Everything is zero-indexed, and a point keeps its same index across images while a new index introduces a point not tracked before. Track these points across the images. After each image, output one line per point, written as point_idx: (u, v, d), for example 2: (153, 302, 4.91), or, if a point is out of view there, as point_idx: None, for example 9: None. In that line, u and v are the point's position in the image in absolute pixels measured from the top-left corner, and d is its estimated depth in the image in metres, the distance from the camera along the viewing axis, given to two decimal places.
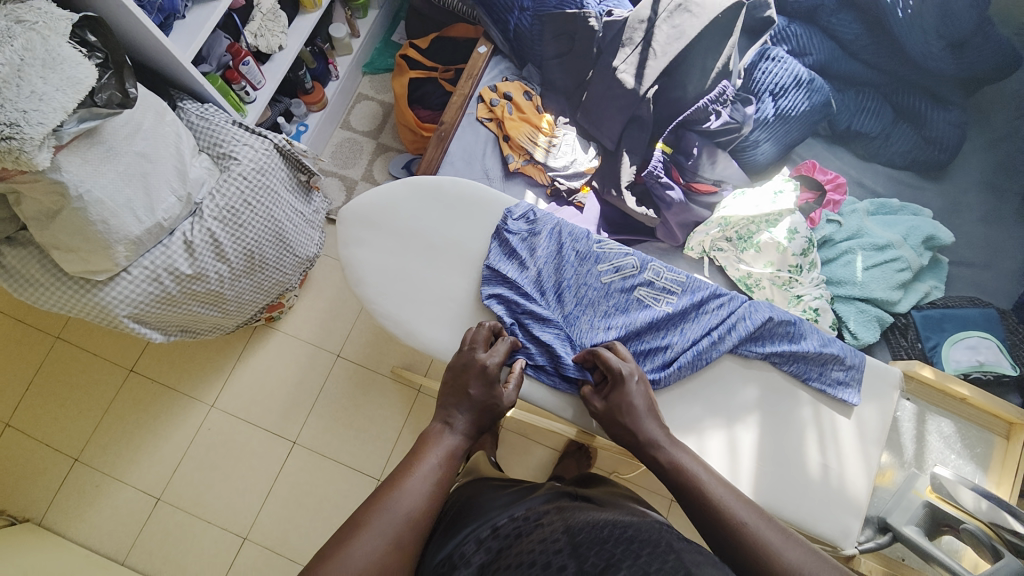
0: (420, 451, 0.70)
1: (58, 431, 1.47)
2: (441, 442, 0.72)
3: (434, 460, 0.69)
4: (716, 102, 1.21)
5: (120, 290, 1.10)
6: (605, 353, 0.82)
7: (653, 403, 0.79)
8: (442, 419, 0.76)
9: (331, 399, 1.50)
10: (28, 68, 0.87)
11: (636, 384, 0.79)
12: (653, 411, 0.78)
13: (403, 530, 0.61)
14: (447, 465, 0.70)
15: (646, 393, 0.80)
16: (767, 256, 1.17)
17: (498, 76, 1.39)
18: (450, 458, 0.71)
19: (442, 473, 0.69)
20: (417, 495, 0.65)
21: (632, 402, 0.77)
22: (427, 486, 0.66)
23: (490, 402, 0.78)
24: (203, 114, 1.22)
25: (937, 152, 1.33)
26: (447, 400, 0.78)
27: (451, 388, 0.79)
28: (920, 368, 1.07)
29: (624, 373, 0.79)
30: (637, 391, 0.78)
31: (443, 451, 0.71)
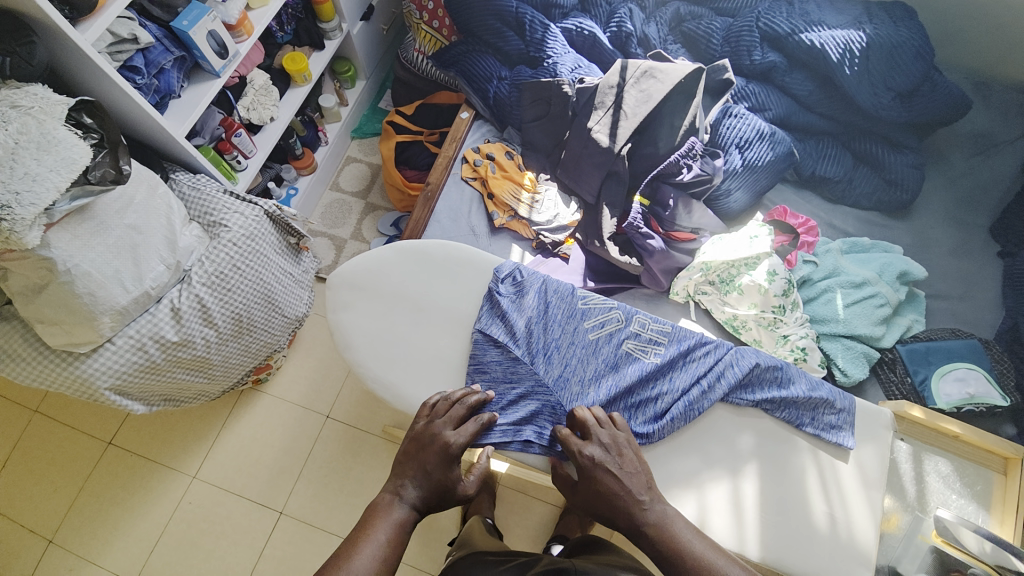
0: (370, 525, 0.72)
1: (29, 511, 1.38)
2: (390, 515, 0.73)
3: (384, 533, 0.71)
4: (687, 156, 1.28)
5: (102, 362, 1.08)
6: (567, 435, 0.82)
7: (630, 482, 0.77)
8: (393, 489, 0.77)
9: (320, 465, 1.44)
10: (23, 151, 0.89)
11: (600, 457, 0.80)
12: (627, 478, 0.77)
13: None
14: (394, 537, 0.71)
15: (616, 460, 0.80)
16: (750, 298, 1.19)
17: (480, 138, 1.47)
18: (399, 530, 0.72)
19: (390, 545, 0.70)
20: (362, 574, 0.65)
21: (594, 479, 0.78)
22: (373, 560, 0.67)
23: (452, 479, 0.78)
24: (195, 185, 1.26)
25: (899, 193, 1.41)
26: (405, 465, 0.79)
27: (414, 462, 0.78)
28: (910, 409, 1.08)
29: (582, 452, 0.80)
30: (602, 465, 0.79)
31: (392, 525, 0.72)
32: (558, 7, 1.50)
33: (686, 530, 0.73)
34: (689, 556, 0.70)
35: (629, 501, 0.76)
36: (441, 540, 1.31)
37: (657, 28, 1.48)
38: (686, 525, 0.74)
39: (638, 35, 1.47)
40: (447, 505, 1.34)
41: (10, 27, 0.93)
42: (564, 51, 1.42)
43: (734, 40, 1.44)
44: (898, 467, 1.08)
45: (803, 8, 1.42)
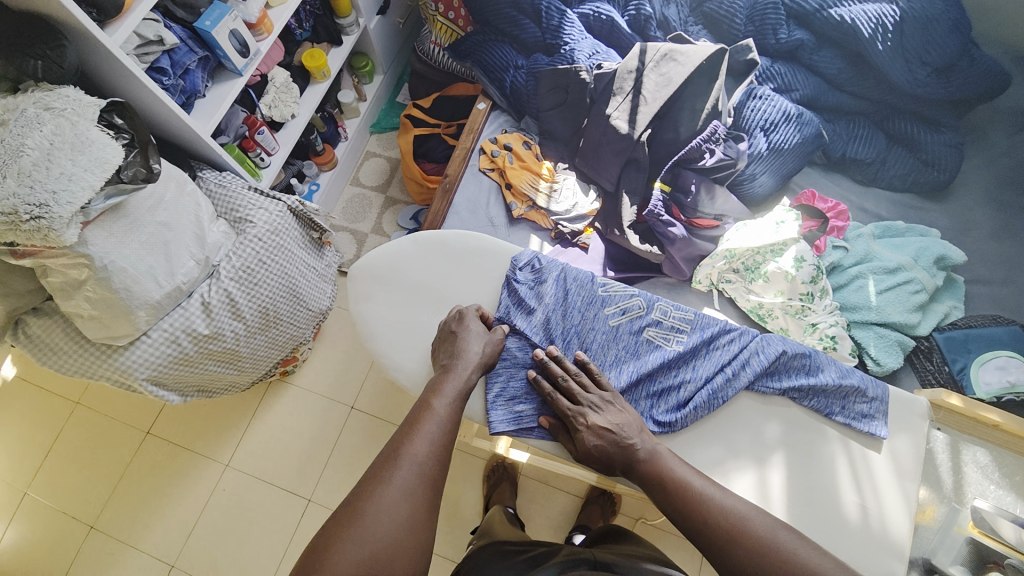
0: (431, 398, 0.80)
1: (77, 496, 1.47)
2: (450, 386, 0.82)
3: (441, 407, 0.78)
4: (709, 140, 1.24)
5: (139, 354, 1.12)
6: (557, 398, 0.87)
7: (618, 434, 0.81)
8: (447, 371, 0.85)
9: (345, 454, 1.48)
10: (59, 152, 0.93)
11: (588, 413, 0.84)
12: (616, 429, 0.81)
13: (424, 472, 0.70)
14: (455, 408, 0.80)
15: (603, 414, 0.84)
16: (777, 285, 1.16)
17: (497, 128, 1.46)
18: (456, 402, 0.81)
19: (450, 418, 0.78)
20: (433, 439, 0.74)
21: (583, 436, 0.83)
22: (442, 424, 0.76)
23: (496, 347, 0.91)
24: (221, 182, 1.30)
25: (936, 174, 1.34)
26: (443, 350, 0.90)
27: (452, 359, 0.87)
28: (947, 396, 1.01)
29: (571, 410, 0.85)
30: (590, 421, 0.83)
31: (455, 393, 0.81)
32: None
33: (675, 462, 0.77)
34: (676, 482, 0.75)
35: (620, 446, 0.80)
36: (464, 528, 1.34)
37: (677, 10, 1.44)
38: (672, 459, 0.78)
39: (657, 18, 1.43)
40: (470, 494, 1.36)
41: (40, 31, 0.96)
42: (581, 37, 1.40)
43: (758, 19, 1.39)
44: (933, 456, 1.01)
45: None
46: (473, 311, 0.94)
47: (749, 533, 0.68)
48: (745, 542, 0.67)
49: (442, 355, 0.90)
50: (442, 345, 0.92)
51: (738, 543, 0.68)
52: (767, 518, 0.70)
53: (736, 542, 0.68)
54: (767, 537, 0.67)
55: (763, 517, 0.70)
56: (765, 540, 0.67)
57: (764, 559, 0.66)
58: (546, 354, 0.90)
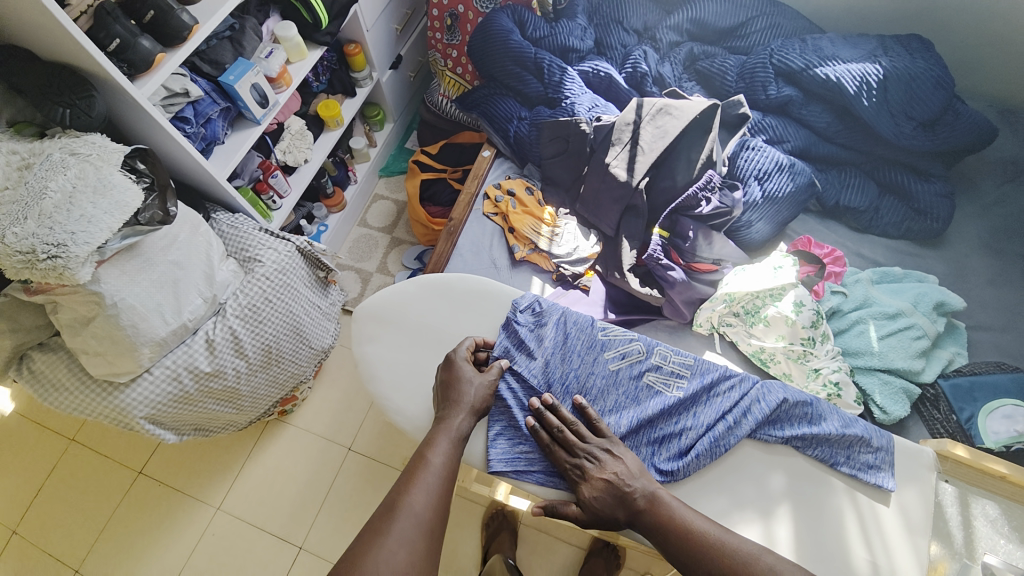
0: (426, 450, 0.80)
1: (61, 538, 1.42)
2: (445, 436, 0.83)
3: (437, 459, 0.79)
4: (705, 189, 1.29)
5: (139, 392, 1.12)
6: (557, 450, 0.86)
7: (617, 486, 0.80)
8: (441, 420, 0.85)
9: (339, 498, 1.44)
10: (80, 194, 0.97)
11: (586, 465, 0.83)
12: (614, 478, 0.81)
13: (421, 527, 0.70)
14: (451, 459, 0.80)
15: (601, 465, 0.83)
16: (778, 330, 1.16)
17: (501, 174, 1.52)
18: (451, 452, 0.81)
19: (446, 468, 0.78)
20: (430, 492, 0.74)
21: (581, 489, 0.82)
22: (439, 476, 0.77)
23: (490, 390, 0.90)
24: (234, 224, 1.34)
25: (929, 222, 1.37)
26: (440, 397, 0.90)
27: (449, 404, 0.87)
28: (952, 447, 0.98)
29: (571, 461, 0.85)
30: (588, 473, 0.82)
31: (449, 442, 0.82)
32: (575, 51, 1.58)
33: (676, 504, 0.78)
34: (678, 527, 0.76)
35: (619, 496, 0.80)
36: None
37: (672, 68, 1.54)
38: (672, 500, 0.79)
39: (653, 75, 1.53)
40: (466, 544, 1.31)
41: (71, 82, 1.02)
42: (581, 91, 1.48)
43: (748, 77, 1.48)
44: (942, 510, 0.95)
45: (817, 44, 1.45)
46: (465, 351, 0.94)
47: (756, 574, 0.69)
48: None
49: (438, 403, 0.89)
50: (438, 393, 0.91)
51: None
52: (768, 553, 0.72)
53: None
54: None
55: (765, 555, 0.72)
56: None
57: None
58: (542, 403, 0.89)
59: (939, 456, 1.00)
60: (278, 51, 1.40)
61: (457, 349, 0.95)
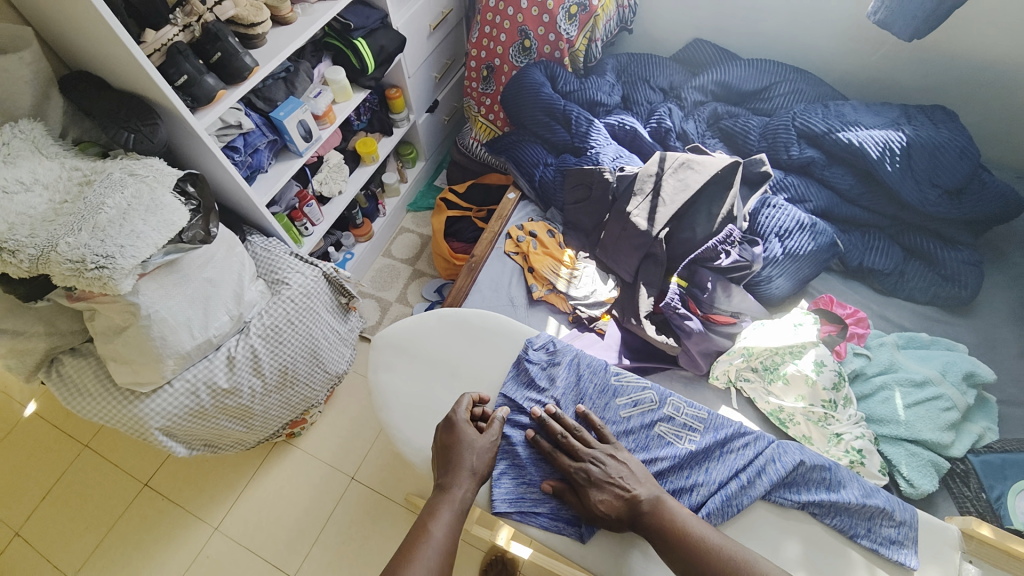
0: (426, 523, 0.78)
1: (56, 548, 1.42)
2: (446, 506, 0.80)
3: (439, 531, 0.77)
4: (725, 242, 1.30)
5: (159, 403, 1.16)
6: (561, 456, 0.88)
7: (626, 487, 0.82)
8: (441, 486, 0.84)
9: (337, 529, 1.42)
10: (133, 212, 1.05)
11: (593, 470, 0.84)
12: (620, 483, 0.82)
13: None
14: (452, 532, 0.78)
15: (609, 470, 0.84)
16: (797, 389, 1.14)
17: (525, 216, 1.58)
18: (452, 523, 0.79)
19: (446, 541, 0.77)
20: (428, 568, 0.72)
21: (589, 492, 0.83)
22: (438, 550, 0.75)
23: (490, 453, 0.89)
24: (267, 247, 1.41)
25: (957, 289, 1.34)
26: (439, 461, 0.88)
27: (448, 466, 0.86)
28: (978, 524, 0.83)
29: (577, 467, 0.85)
30: (595, 477, 0.83)
31: (451, 512, 0.80)
32: (602, 106, 1.66)
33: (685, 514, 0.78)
34: (678, 531, 0.76)
35: (626, 497, 0.81)
36: None
37: (696, 126, 1.61)
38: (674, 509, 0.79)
39: (677, 131, 1.59)
40: None
41: (139, 111, 1.13)
42: (606, 142, 1.54)
43: (771, 137, 1.52)
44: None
45: (839, 110, 1.50)
46: (465, 409, 0.91)
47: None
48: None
49: (438, 466, 0.87)
50: (436, 456, 0.89)
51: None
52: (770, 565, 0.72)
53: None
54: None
55: (764, 564, 0.72)
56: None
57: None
58: (545, 412, 0.92)
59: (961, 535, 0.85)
60: (326, 93, 1.52)
61: (455, 404, 0.92)
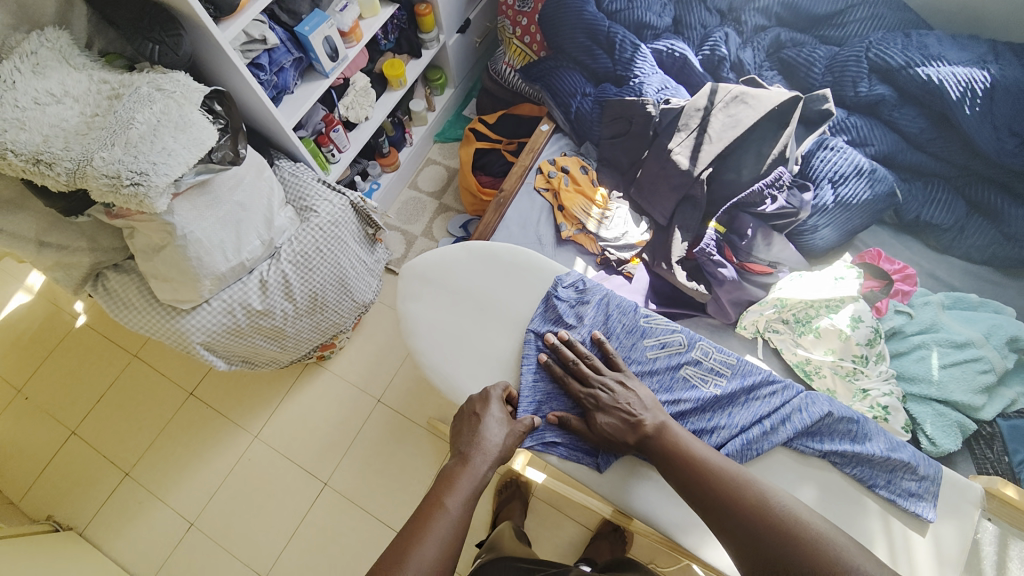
0: (441, 495, 0.75)
1: (115, 444, 1.58)
2: (463, 482, 0.77)
3: (455, 508, 0.73)
4: (772, 186, 1.21)
5: (199, 319, 1.21)
6: (571, 381, 0.90)
7: (632, 412, 0.83)
8: (460, 458, 0.80)
9: (364, 445, 1.52)
10: (163, 129, 1.03)
11: (601, 396, 0.87)
12: (627, 408, 0.84)
13: None
14: (467, 509, 0.75)
15: (616, 396, 0.86)
16: (828, 342, 1.11)
17: (557, 151, 1.50)
18: (468, 500, 0.75)
19: (461, 518, 0.73)
20: (441, 543, 0.69)
21: (595, 416, 0.86)
22: (451, 526, 0.72)
23: (516, 439, 0.86)
24: (295, 172, 1.40)
25: (1020, 250, 1.24)
26: (461, 434, 0.85)
27: (472, 439, 0.83)
28: (1002, 486, 0.87)
29: (585, 392, 0.88)
30: (602, 402, 0.86)
31: (469, 489, 0.77)
32: (651, 29, 1.50)
33: (690, 439, 0.80)
34: (680, 453, 0.78)
35: (630, 420, 0.83)
36: (470, 538, 1.34)
37: (753, 55, 1.45)
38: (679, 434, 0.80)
39: (732, 60, 1.44)
40: (479, 506, 1.36)
41: (162, 20, 1.08)
42: (652, 71, 1.42)
43: (838, 71, 1.37)
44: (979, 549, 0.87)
45: (922, 41, 1.32)
46: (499, 392, 0.89)
47: (769, 515, 0.67)
48: (752, 511, 0.69)
49: (459, 438, 0.84)
50: (459, 428, 0.86)
51: (755, 525, 0.67)
52: (773, 488, 0.71)
53: (754, 518, 0.68)
54: (783, 521, 0.66)
55: (766, 485, 0.72)
56: (784, 527, 0.66)
57: (775, 541, 0.65)
58: (558, 339, 0.93)
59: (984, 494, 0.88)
60: (352, 6, 1.41)
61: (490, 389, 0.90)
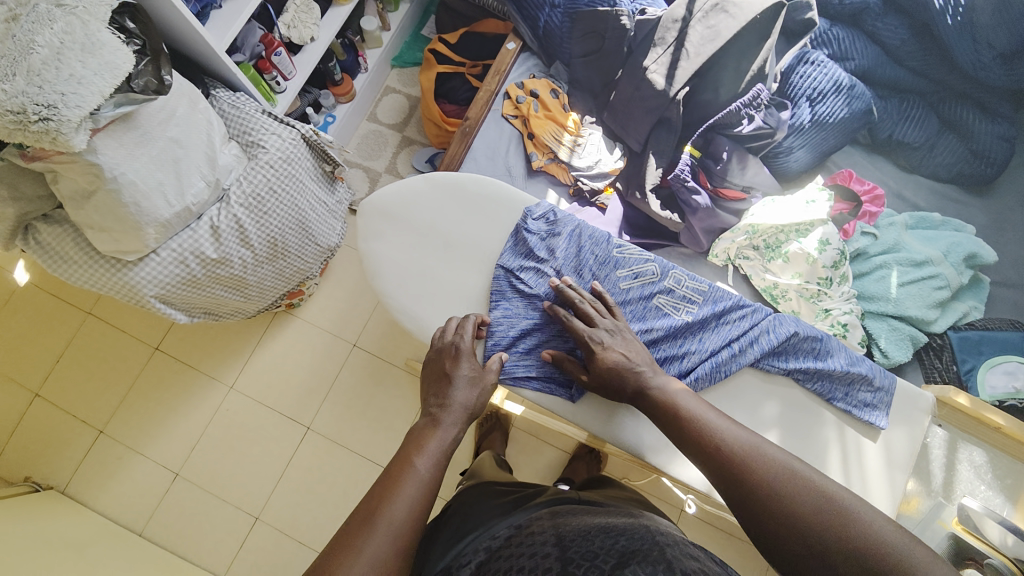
0: (410, 455, 0.70)
1: (83, 404, 1.53)
2: (432, 442, 0.72)
3: (424, 468, 0.68)
4: (750, 105, 1.17)
5: (149, 271, 1.13)
6: (575, 322, 0.86)
7: (636, 357, 0.82)
8: (430, 415, 0.77)
9: (344, 388, 1.53)
10: (68, 51, 0.89)
11: (607, 339, 0.84)
12: (630, 355, 0.82)
13: (397, 548, 0.61)
14: (438, 469, 0.70)
15: (621, 342, 0.83)
16: (796, 266, 1.13)
17: (525, 73, 1.38)
18: (438, 461, 0.70)
19: (432, 478, 0.68)
20: (412, 503, 0.64)
21: (595, 356, 0.82)
22: (422, 487, 0.67)
23: (485, 392, 0.82)
24: (234, 103, 1.26)
25: (984, 167, 1.26)
26: (432, 391, 0.81)
27: (439, 388, 0.80)
28: (955, 395, 1.02)
29: (590, 333, 0.84)
30: (605, 345, 0.83)
31: (438, 449, 0.72)
32: None
33: (687, 398, 0.75)
34: (681, 413, 0.73)
35: (617, 366, 0.81)
36: (454, 468, 1.40)
37: None
38: (670, 389, 0.77)
39: None
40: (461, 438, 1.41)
41: None
42: None
43: None
44: (929, 451, 0.99)
45: None
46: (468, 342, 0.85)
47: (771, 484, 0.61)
48: (746, 474, 0.63)
49: (429, 392, 0.81)
50: (431, 383, 0.82)
51: (746, 488, 0.63)
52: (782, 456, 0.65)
53: (744, 481, 0.63)
54: (782, 489, 0.61)
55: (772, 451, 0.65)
56: (777, 493, 0.61)
57: (770, 511, 0.60)
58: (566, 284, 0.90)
59: (939, 402, 1.04)
60: None
61: (455, 326, 0.88)
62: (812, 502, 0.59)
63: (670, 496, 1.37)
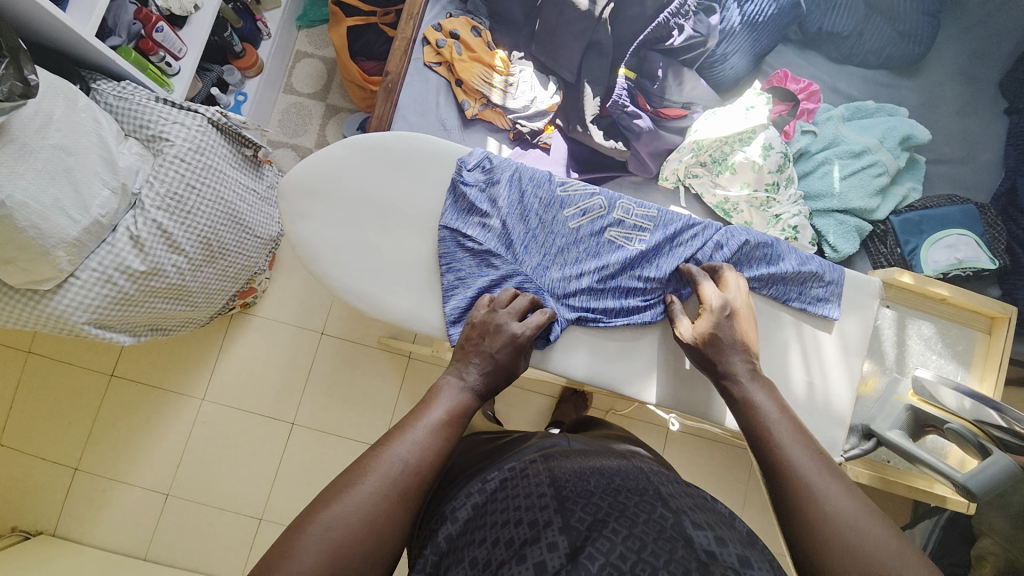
0: (428, 403, 0.66)
1: (49, 445, 1.45)
2: (450, 395, 0.68)
3: (436, 414, 0.64)
4: (678, 14, 1.13)
5: (73, 296, 1.04)
6: (703, 282, 0.83)
7: (744, 341, 0.77)
8: (454, 375, 0.72)
9: (321, 378, 1.49)
10: None
11: (726, 307, 0.80)
12: (739, 333, 0.78)
13: (406, 483, 0.57)
14: (452, 422, 0.65)
15: (739, 319, 0.79)
16: (743, 177, 1.13)
17: (441, 13, 1.26)
18: (451, 416, 0.65)
19: (445, 425, 0.64)
20: (421, 446, 0.60)
21: (702, 316, 0.80)
22: (438, 436, 0.63)
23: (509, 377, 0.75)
24: (121, 94, 1.12)
25: (912, 47, 1.26)
26: (459, 354, 0.75)
27: (471, 346, 0.75)
28: (899, 275, 1.06)
29: (715, 294, 0.81)
30: (721, 312, 0.79)
31: (451, 405, 0.66)
32: None
33: (771, 405, 0.68)
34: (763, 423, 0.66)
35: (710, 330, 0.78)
36: None
37: None
38: (763, 390, 0.70)
39: None
40: None
41: None
42: None
43: None
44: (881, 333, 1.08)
45: None
46: (510, 320, 0.78)
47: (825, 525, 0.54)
48: (803, 515, 0.56)
49: (458, 351, 0.76)
50: (462, 347, 0.76)
51: (798, 527, 0.56)
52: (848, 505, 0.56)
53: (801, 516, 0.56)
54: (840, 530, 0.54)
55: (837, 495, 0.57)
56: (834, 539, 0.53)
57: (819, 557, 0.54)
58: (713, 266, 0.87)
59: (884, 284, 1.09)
60: None
61: (504, 301, 0.81)
62: (867, 545, 0.53)
63: (655, 418, 1.43)
